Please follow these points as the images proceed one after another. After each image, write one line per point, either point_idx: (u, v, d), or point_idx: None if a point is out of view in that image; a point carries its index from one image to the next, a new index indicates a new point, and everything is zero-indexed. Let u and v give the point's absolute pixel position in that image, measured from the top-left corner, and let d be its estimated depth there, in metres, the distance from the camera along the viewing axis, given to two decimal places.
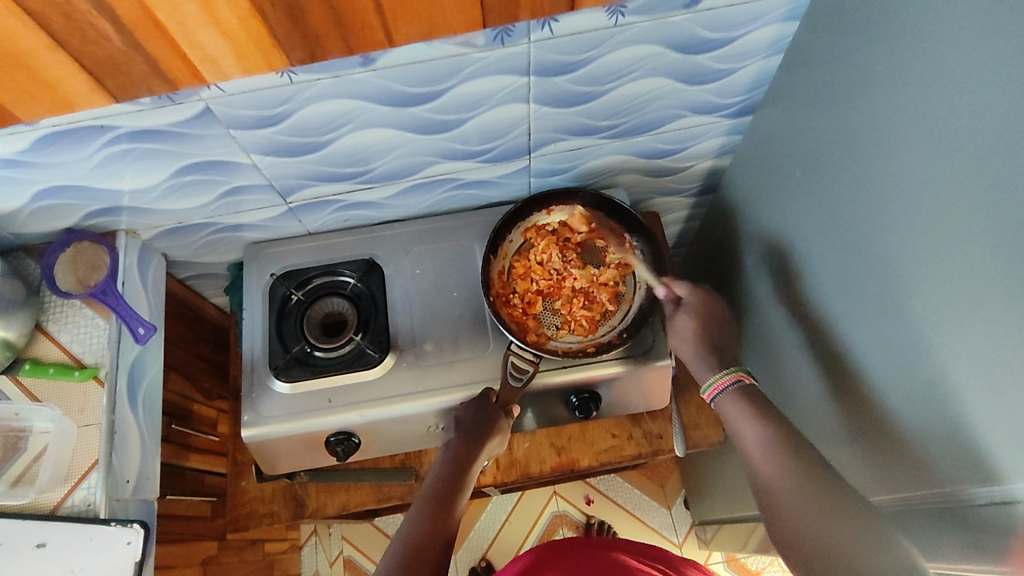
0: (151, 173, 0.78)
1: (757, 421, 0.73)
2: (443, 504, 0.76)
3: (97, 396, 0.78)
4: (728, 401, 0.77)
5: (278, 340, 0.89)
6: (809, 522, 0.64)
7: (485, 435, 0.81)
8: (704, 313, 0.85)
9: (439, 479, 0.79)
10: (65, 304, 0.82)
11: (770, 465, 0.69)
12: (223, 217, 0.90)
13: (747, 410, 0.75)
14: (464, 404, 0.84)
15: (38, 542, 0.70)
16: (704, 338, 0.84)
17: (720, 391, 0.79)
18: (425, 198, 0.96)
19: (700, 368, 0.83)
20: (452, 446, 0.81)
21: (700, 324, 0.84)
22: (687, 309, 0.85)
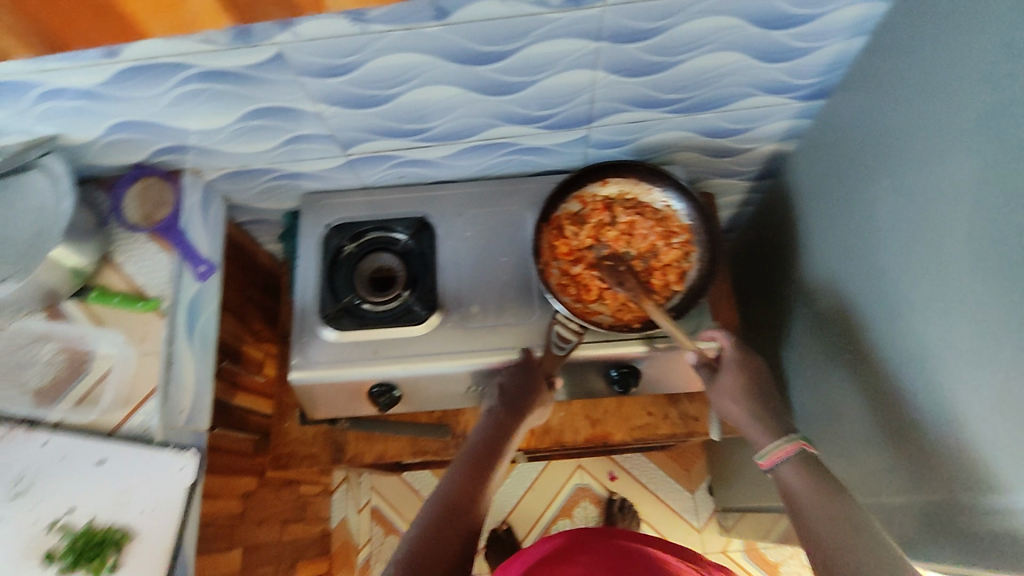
0: (220, 115, 0.80)
1: (815, 488, 0.71)
2: (482, 471, 0.79)
3: (157, 326, 0.81)
4: (788, 464, 0.74)
5: (329, 289, 0.91)
6: None
7: (528, 402, 0.83)
8: (745, 390, 0.82)
9: (478, 445, 0.81)
10: (131, 237, 0.86)
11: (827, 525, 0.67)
12: (284, 165, 0.92)
13: (806, 476, 0.73)
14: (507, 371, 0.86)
15: (99, 459, 0.74)
16: (756, 395, 0.82)
17: (782, 459, 0.75)
18: (481, 160, 0.96)
19: (756, 430, 0.81)
20: (492, 411, 0.84)
21: (734, 404, 0.83)
22: (718, 389, 0.83)
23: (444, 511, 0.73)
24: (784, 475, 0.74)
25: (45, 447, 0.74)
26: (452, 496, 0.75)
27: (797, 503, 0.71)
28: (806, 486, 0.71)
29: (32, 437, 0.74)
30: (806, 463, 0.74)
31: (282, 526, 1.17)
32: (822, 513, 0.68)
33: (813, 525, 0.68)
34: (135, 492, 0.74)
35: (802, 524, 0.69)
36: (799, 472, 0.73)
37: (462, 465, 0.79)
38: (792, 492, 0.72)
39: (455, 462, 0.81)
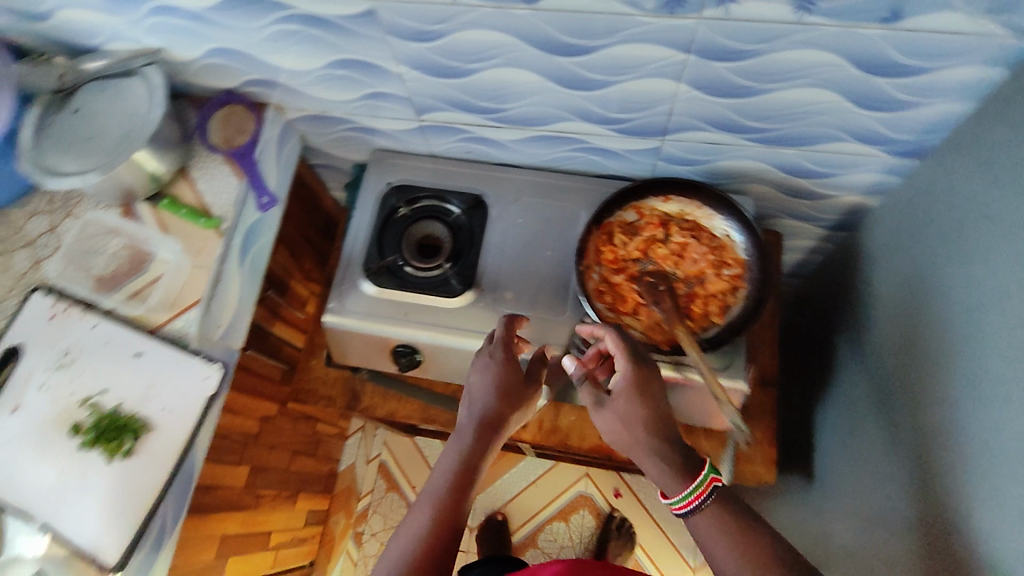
0: (308, 58, 0.83)
1: (722, 532, 0.62)
2: (471, 478, 0.70)
3: (214, 243, 0.86)
4: (697, 512, 0.63)
5: (377, 245, 0.94)
6: None
7: (522, 396, 0.75)
8: (632, 412, 0.66)
9: (469, 448, 0.71)
10: (208, 158, 0.91)
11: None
12: (360, 118, 0.95)
13: (718, 524, 0.62)
14: (506, 366, 0.75)
15: (137, 351, 0.79)
16: (652, 423, 0.66)
17: (694, 507, 0.64)
18: (548, 151, 0.95)
19: (649, 464, 0.66)
20: (488, 410, 0.72)
21: (624, 429, 0.67)
22: (609, 412, 0.68)
23: (429, 537, 0.65)
24: (699, 528, 0.63)
25: (93, 330, 0.80)
26: (442, 518, 0.66)
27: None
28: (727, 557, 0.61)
29: (85, 317, 0.81)
30: (724, 511, 0.63)
31: (291, 457, 1.22)
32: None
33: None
34: (161, 389, 0.77)
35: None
36: (724, 537, 0.62)
37: (449, 472, 0.69)
38: (715, 562, 0.62)
39: (440, 464, 0.70)
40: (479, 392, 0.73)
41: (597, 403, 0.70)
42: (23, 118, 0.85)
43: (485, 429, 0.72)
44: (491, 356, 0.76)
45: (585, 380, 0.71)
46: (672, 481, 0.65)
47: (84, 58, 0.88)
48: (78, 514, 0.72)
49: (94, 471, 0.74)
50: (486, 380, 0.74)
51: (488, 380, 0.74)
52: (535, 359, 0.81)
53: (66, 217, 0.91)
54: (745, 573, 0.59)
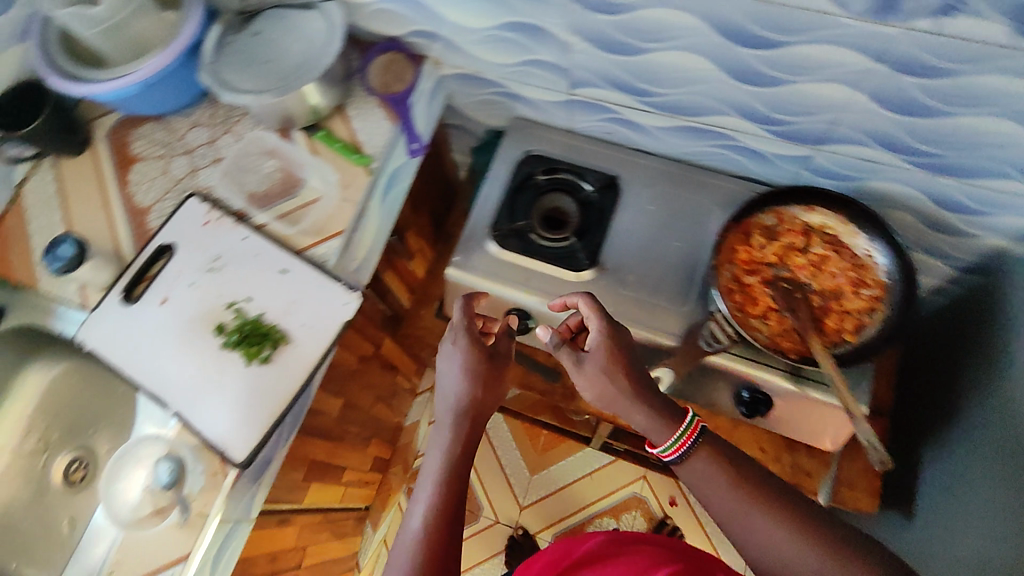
0: (479, 15, 0.83)
1: (720, 470, 0.62)
2: (460, 468, 0.70)
3: (362, 179, 0.89)
4: (693, 456, 0.63)
5: (508, 208, 0.95)
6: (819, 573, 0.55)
7: (499, 372, 0.74)
8: (612, 366, 0.67)
9: (450, 441, 0.70)
10: (365, 99, 0.94)
11: (740, 509, 0.59)
12: (512, 83, 0.96)
13: (712, 467, 0.62)
14: (472, 349, 0.73)
15: (282, 267, 0.82)
16: (624, 376, 0.67)
17: (688, 450, 0.63)
18: (691, 143, 0.94)
19: (638, 416, 0.67)
20: (463, 400, 0.71)
21: (606, 382, 0.67)
22: (588, 370, 0.67)
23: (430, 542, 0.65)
24: (693, 471, 0.63)
25: (243, 242, 0.85)
26: (436, 521, 0.66)
27: (734, 514, 0.60)
28: (727, 491, 0.61)
29: (237, 229, 0.86)
30: (716, 449, 0.63)
31: (374, 401, 1.26)
32: (770, 518, 0.58)
33: (767, 541, 0.58)
34: (300, 307, 0.81)
35: (745, 542, 0.59)
36: (720, 475, 0.62)
37: (437, 470, 0.69)
38: (715, 499, 0.61)
39: (427, 463, 0.70)
40: (450, 378, 0.72)
41: (575, 364, 0.69)
42: (206, 32, 0.88)
43: (467, 414, 0.71)
44: (454, 342, 0.74)
45: (558, 343, 0.69)
46: (659, 428, 0.66)
47: None
48: (211, 406, 0.77)
49: (230, 370, 0.78)
50: (454, 370, 0.72)
51: (460, 364, 0.72)
52: (505, 335, 0.77)
53: (225, 133, 0.95)
54: (743, 501, 0.60)
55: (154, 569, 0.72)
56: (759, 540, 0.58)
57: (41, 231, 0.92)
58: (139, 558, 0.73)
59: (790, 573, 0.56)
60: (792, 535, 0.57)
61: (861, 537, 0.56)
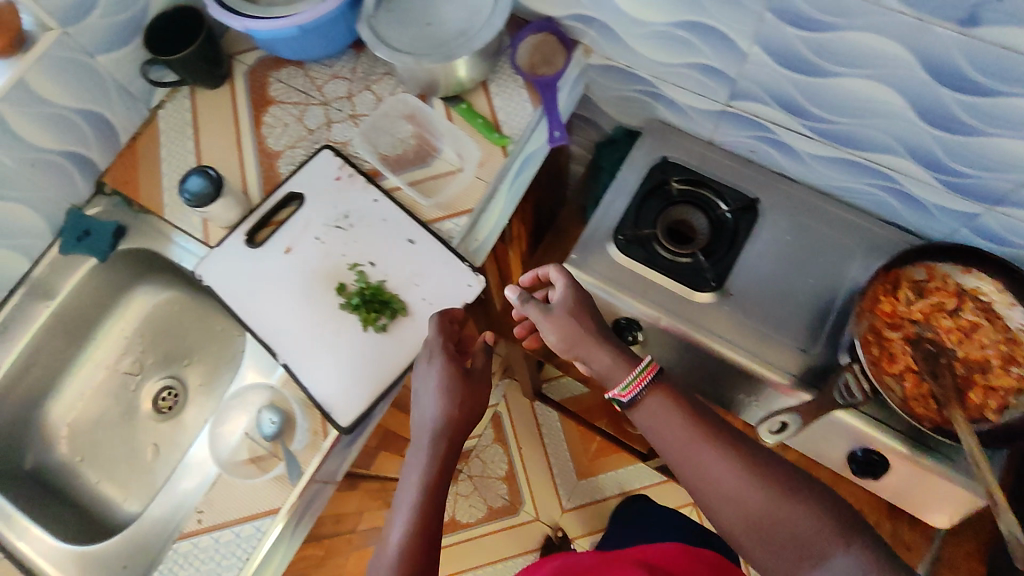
0: (658, 11, 0.78)
1: (674, 405, 0.64)
2: (439, 483, 0.66)
3: (498, 160, 0.86)
4: (649, 395, 0.65)
5: (635, 213, 0.90)
6: (766, 513, 0.57)
7: (477, 390, 0.72)
8: (578, 310, 0.71)
9: (426, 453, 0.68)
10: (511, 77, 0.90)
11: (690, 443, 0.62)
12: (664, 85, 0.90)
13: (669, 405, 0.64)
14: (450, 363, 0.71)
15: (409, 237, 0.81)
16: (584, 325, 0.70)
17: (642, 389, 0.65)
18: (845, 179, 0.88)
19: (602, 363, 0.69)
20: (441, 418, 0.69)
21: (574, 323, 0.70)
22: (556, 312, 0.70)
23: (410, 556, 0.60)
24: (648, 409, 0.65)
25: (373, 204, 0.84)
26: (416, 535, 0.62)
27: (684, 448, 0.62)
28: (681, 430, 0.63)
29: (368, 190, 0.85)
30: (676, 394, 0.65)
31: None
32: (720, 450, 0.60)
33: (714, 475, 0.60)
34: (421, 280, 0.79)
35: (697, 476, 0.61)
36: (676, 413, 0.64)
37: (417, 486, 0.65)
38: (670, 436, 0.63)
39: (405, 479, 0.67)
40: (427, 396, 0.70)
41: (543, 312, 0.71)
42: None
43: (447, 431, 0.68)
44: (428, 358, 0.72)
45: (527, 296, 0.72)
46: (617, 370, 0.68)
47: None
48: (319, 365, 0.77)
49: (346, 332, 0.78)
50: (431, 387, 0.70)
51: (437, 379, 0.70)
52: (484, 352, 0.76)
53: (364, 90, 0.93)
54: (691, 436, 0.62)
55: (245, 517, 0.73)
56: (711, 478, 0.60)
57: (171, 159, 0.93)
58: (232, 503, 0.74)
59: (741, 513, 0.58)
60: (744, 474, 0.59)
61: (811, 480, 0.58)
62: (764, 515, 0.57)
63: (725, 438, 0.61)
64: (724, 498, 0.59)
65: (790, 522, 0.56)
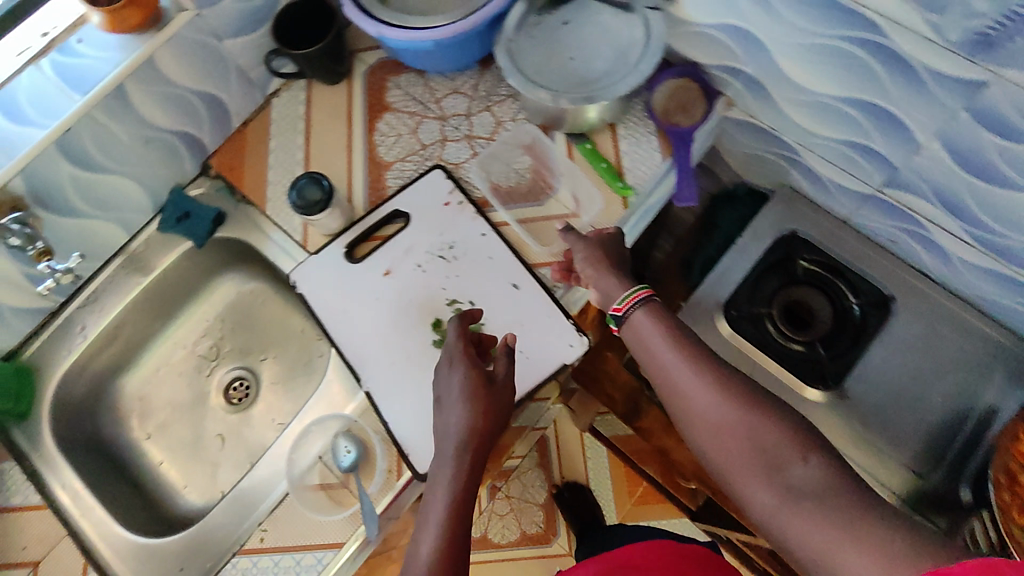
0: (830, 82, 0.70)
1: (668, 330, 0.61)
2: (467, 494, 0.60)
3: (618, 210, 0.80)
4: (637, 309, 0.63)
5: (751, 288, 0.84)
6: (749, 440, 0.52)
7: (499, 401, 0.65)
8: (611, 247, 0.72)
9: (449, 464, 0.61)
10: (642, 122, 0.84)
11: (679, 371, 0.58)
12: (809, 157, 0.82)
13: (657, 323, 0.62)
14: (471, 368, 0.65)
15: (515, 282, 0.77)
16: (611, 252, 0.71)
17: (636, 304, 0.63)
18: (998, 295, 0.78)
19: (609, 282, 0.68)
20: (464, 426, 0.62)
21: (603, 248, 0.71)
22: (588, 237, 0.72)
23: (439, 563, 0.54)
24: (640, 326, 0.62)
25: (480, 238, 0.80)
26: (448, 549, 0.55)
27: (669, 368, 0.59)
28: (664, 348, 0.60)
29: (477, 221, 0.81)
30: (664, 314, 0.63)
31: None
32: (695, 367, 0.57)
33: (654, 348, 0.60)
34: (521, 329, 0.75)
35: (680, 403, 0.58)
36: (662, 335, 0.61)
37: (444, 501, 0.59)
38: (658, 355, 0.60)
39: (431, 485, 0.61)
40: (450, 409, 0.64)
41: (575, 234, 0.73)
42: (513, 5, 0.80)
43: (468, 441, 0.62)
44: (449, 361, 0.67)
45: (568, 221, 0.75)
46: (622, 291, 0.66)
47: None
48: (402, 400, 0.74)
49: None
50: (452, 392, 0.64)
51: (459, 393, 0.64)
52: (506, 355, 0.67)
53: (484, 110, 0.89)
54: (654, 328, 0.61)
55: (307, 546, 0.72)
56: (700, 409, 0.56)
57: (279, 154, 0.91)
58: (296, 528, 0.74)
59: (727, 441, 0.54)
60: (709, 383, 0.56)
61: (787, 402, 0.54)
62: (748, 442, 0.52)
63: (709, 360, 0.58)
64: (699, 415, 0.56)
65: (752, 431, 0.53)
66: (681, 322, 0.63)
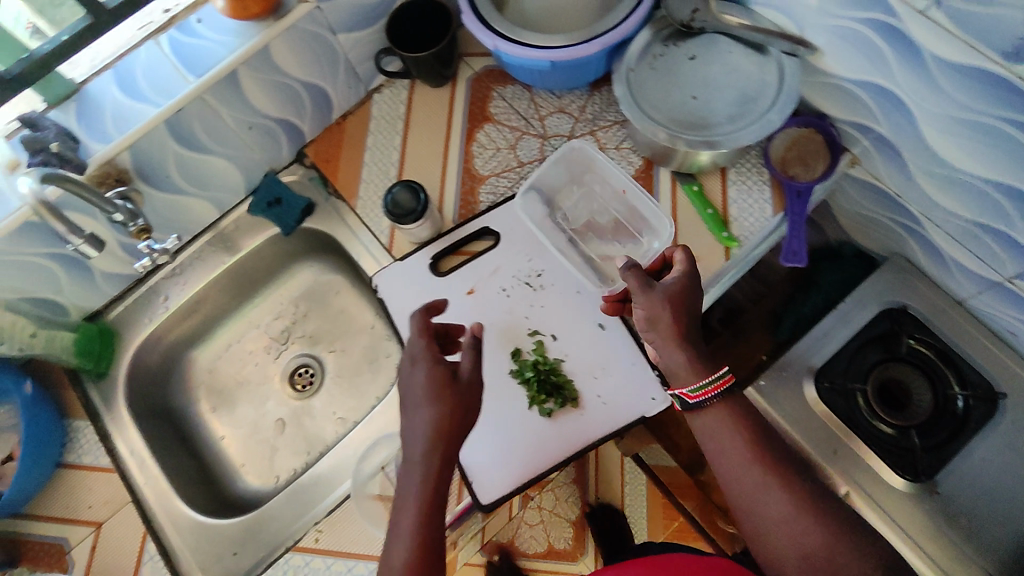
0: (979, 161, 0.64)
1: (745, 436, 0.58)
2: (436, 504, 0.55)
3: (718, 261, 0.78)
4: (713, 406, 0.60)
5: (846, 360, 0.79)
6: (837, 569, 0.51)
7: (466, 397, 0.59)
8: (680, 300, 0.62)
9: (416, 470, 0.56)
10: (756, 171, 0.81)
11: (758, 483, 0.56)
12: (933, 230, 0.76)
13: (734, 425, 0.59)
14: (434, 365, 0.60)
15: (601, 322, 0.75)
16: (677, 307, 0.62)
17: (712, 396, 0.60)
18: None
19: (670, 350, 0.62)
20: (429, 428, 0.57)
21: (671, 306, 0.62)
22: (657, 291, 0.62)
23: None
24: (713, 426, 0.60)
25: (570, 269, 0.78)
26: (418, 563, 0.52)
27: (747, 479, 0.57)
28: (740, 450, 0.58)
29: (568, 251, 0.80)
30: (740, 410, 0.60)
31: None
32: (776, 481, 0.56)
33: (731, 452, 0.58)
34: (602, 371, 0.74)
35: (756, 518, 0.56)
36: (738, 435, 0.59)
37: (412, 514, 0.54)
38: (734, 463, 0.58)
39: (401, 491, 0.56)
40: (414, 410, 0.58)
41: (642, 287, 0.63)
42: (639, 34, 0.78)
43: (434, 443, 0.56)
44: (411, 356, 0.62)
45: (631, 263, 0.63)
46: (688, 368, 0.61)
47: (727, 5, 0.76)
48: (473, 430, 0.72)
49: (509, 402, 0.73)
50: (414, 390, 0.59)
51: (424, 393, 0.58)
52: (472, 347, 0.63)
53: (588, 133, 0.88)
54: (730, 431, 0.59)
55: (361, 556, 0.73)
56: (782, 527, 0.54)
57: (376, 150, 0.92)
58: (351, 535, 0.75)
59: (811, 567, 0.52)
60: (789, 497, 0.55)
61: (870, 529, 0.53)
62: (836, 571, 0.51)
63: (789, 472, 0.56)
64: (782, 537, 0.54)
65: (842, 564, 0.51)
66: (758, 421, 0.60)
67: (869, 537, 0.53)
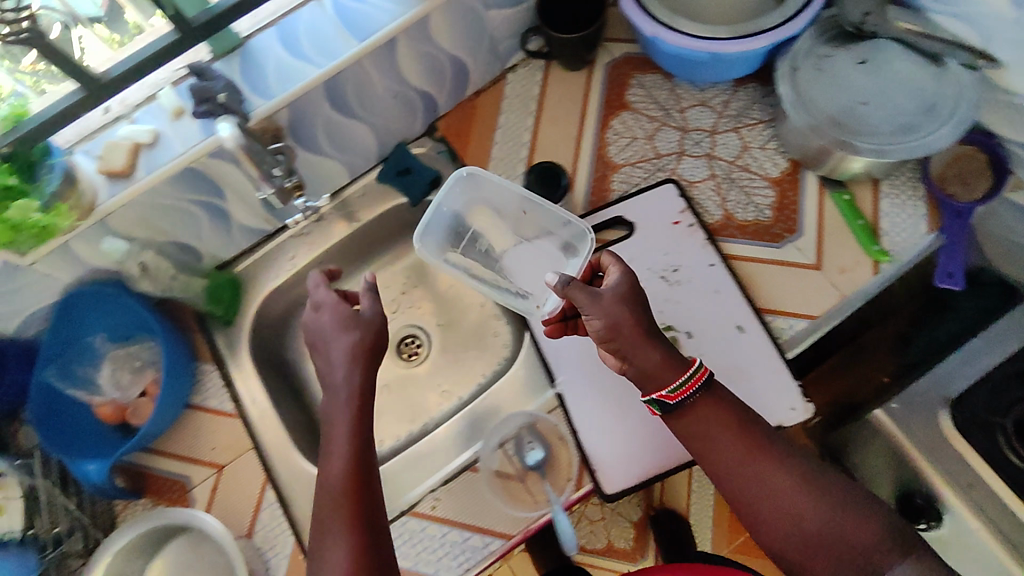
0: None
1: (729, 426, 0.65)
2: (362, 424, 0.64)
3: (866, 273, 0.78)
4: (693, 398, 0.65)
5: (989, 393, 0.77)
6: (841, 540, 0.59)
7: (371, 321, 0.68)
8: (631, 300, 0.65)
9: (342, 388, 0.64)
10: (913, 188, 0.82)
11: (750, 471, 0.63)
12: None
13: (717, 415, 0.65)
14: (338, 304, 0.68)
15: (740, 325, 0.76)
16: (631, 307, 0.65)
17: (692, 385, 0.65)
18: None
19: (631, 350, 0.65)
20: (343, 356, 0.65)
21: (625, 308, 0.65)
22: (605, 299, 0.64)
23: (349, 505, 0.59)
24: (696, 420, 0.65)
25: (708, 268, 0.79)
26: (355, 462, 0.61)
27: (744, 469, 0.63)
28: (732, 443, 0.64)
29: (706, 250, 0.79)
30: (720, 400, 0.66)
31: None
32: (772, 466, 0.63)
33: (723, 447, 0.64)
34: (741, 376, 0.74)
35: (756, 502, 0.63)
36: (724, 428, 0.65)
37: (345, 444, 0.62)
38: (726, 455, 0.64)
39: (330, 410, 0.65)
40: (335, 350, 0.66)
41: (590, 298, 0.64)
42: (801, 35, 0.78)
43: (354, 365, 0.65)
44: (315, 307, 0.69)
45: (570, 278, 0.64)
46: (668, 367, 0.65)
47: (898, 9, 0.73)
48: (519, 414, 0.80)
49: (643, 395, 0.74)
50: (331, 335, 0.67)
51: (334, 326, 0.67)
52: (370, 292, 0.68)
53: (732, 130, 0.87)
54: (717, 422, 0.65)
55: (476, 529, 0.75)
56: (785, 509, 0.61)
57: (507, 129, 0.92)
58: (467, 508, 0.76)
59: (815, 540, 0.60)
60: (788, 479, 0.62)
61: (852, 490, 0.62)
62: (841, 542, 0.59)
63: (774, 454, 0.64)
64: (783, 514, 0.61)
65: (843, 530, 0.59)
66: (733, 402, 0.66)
67: (854, 500, 0.61)
